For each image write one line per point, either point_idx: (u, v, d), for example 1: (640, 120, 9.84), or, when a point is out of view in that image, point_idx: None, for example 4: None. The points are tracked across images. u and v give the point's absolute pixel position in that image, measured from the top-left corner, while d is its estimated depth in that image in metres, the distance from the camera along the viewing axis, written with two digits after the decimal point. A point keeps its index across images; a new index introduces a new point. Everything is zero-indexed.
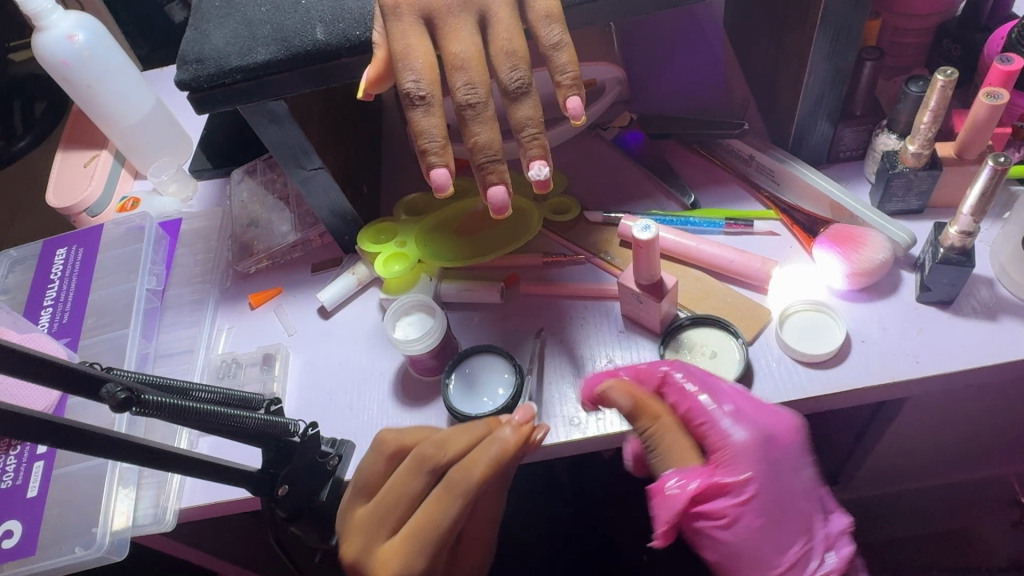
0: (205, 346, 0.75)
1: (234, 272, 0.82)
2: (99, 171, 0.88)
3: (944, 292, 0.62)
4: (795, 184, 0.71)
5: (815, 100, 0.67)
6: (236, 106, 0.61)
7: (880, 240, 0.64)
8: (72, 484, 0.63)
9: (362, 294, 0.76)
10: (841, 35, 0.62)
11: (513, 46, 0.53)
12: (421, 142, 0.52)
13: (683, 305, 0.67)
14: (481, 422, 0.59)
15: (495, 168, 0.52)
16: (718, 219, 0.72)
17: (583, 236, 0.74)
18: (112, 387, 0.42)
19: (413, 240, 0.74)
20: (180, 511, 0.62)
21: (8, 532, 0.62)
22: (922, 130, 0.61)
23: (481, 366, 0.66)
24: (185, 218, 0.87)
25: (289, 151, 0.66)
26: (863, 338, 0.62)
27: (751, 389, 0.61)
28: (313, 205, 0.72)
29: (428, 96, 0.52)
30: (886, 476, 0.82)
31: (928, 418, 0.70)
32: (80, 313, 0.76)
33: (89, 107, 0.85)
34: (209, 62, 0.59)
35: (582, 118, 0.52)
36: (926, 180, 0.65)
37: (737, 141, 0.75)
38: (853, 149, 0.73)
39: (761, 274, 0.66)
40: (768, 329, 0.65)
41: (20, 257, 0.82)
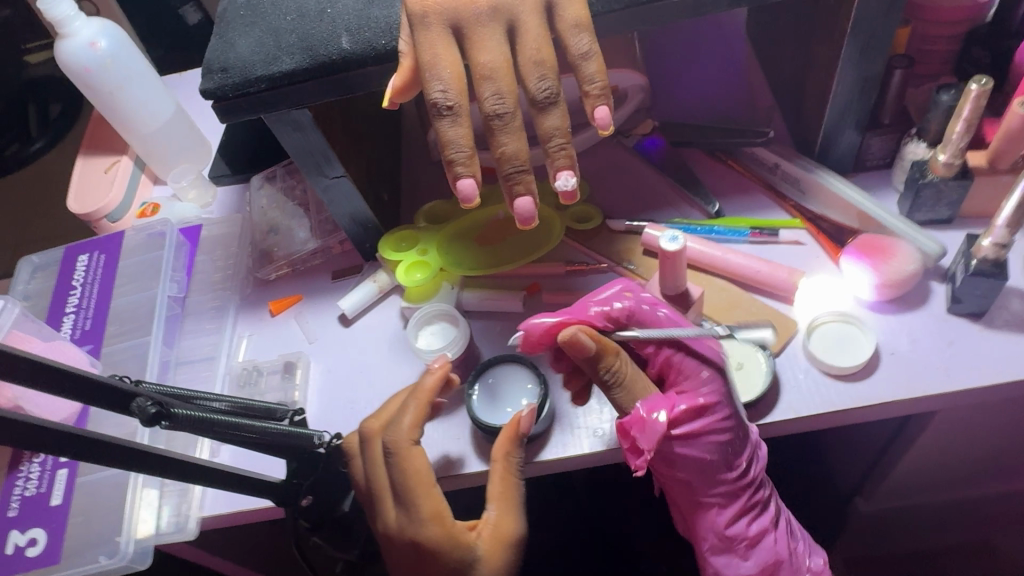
0: (226, 353, 0.75)
1: (254, 279, 0.81)
2: (120, 177, 0.88)
3: (975, 304, 0.61)
4: (822, 193, 0.70)
5: (842, 108, 0.67)
6: (260, 115, 0.61)
7: (909, 250, 0.63)
8: (95, 492, 0.64)
9: (382, 302, 0.76)
10: (872, 43, 0.61)
11: (541, 56, 0.52)
12: (448, 152, 0.52)
13: (708, 316, 0.66)
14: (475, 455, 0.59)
15: (523, 178, 0.52)
16: (743, 228, 0.71)
17: (605, 246, 0.73)
18: (143, 401, 0.42)
19: (435, 249, 0.74)
20: (202, 519, 0.62)
21: (32, 540, 0.62)
22: (955, 139, 0.60)
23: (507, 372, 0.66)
24: (205, 224, 0.87)
25: (312, 158, 0.66)
26: (892, 350, 0.62)
27: (779, 401, 0.60)
28: (334, 212, 0.72)
29: (456, 106, 0.52)
30: (911, 490, 0.81)
31: (960, 431, 0.68)
32: (102, 319, 0.76)
33: (110, 113, 0.85)
34: (234, 72, 0.59)
35: (609, 128, 0.52)
36: (957, 190, 0.64)
37: (762, 150, 0.74)
38: (880, 158, 0.72)
39: (788, 284, 0.66)
40: (795, 340, 0.64)
41: (42, 263, 0.82)
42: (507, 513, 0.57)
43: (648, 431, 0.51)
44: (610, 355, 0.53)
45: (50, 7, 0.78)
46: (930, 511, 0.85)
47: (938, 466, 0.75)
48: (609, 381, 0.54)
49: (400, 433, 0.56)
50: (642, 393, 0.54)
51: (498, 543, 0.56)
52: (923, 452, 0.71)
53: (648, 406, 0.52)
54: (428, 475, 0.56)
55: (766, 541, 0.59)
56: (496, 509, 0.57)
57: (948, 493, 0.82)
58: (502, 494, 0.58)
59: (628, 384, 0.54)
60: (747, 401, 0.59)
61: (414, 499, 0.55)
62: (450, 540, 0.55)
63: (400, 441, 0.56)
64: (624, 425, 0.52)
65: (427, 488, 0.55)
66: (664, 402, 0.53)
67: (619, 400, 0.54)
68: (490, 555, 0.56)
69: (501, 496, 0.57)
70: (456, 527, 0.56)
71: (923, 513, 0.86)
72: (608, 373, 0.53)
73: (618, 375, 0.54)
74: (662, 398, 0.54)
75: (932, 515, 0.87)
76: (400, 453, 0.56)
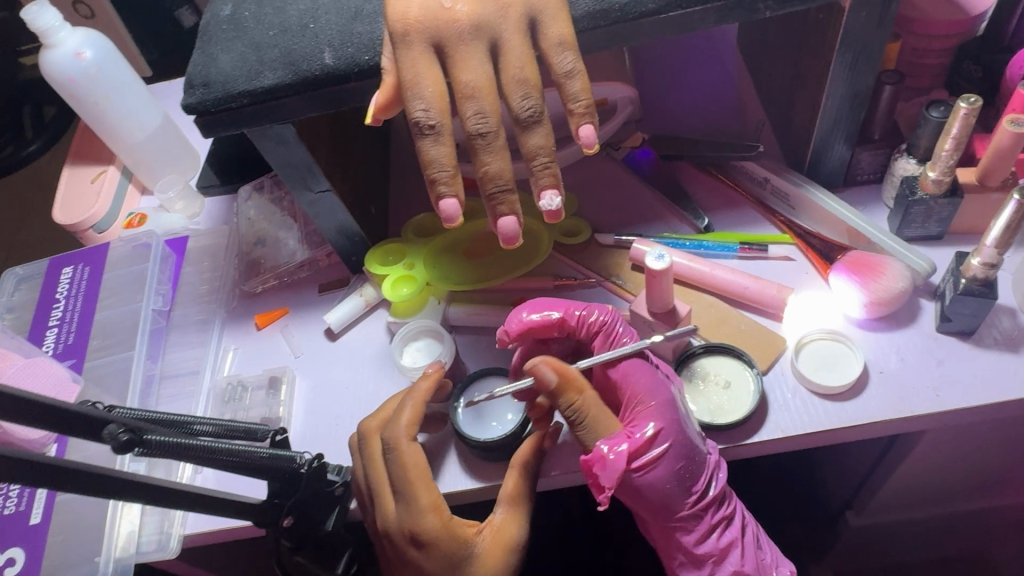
0: (211, 367, 0.74)
1: (240, 291, 0.81)
2: (106, 188, 0.88)
3: (964, 323, 0.60)
4: (811, 208, 0.69)
5: (832, 123, 0.66)
6: (243, 130, 0.60)
7: (899, 268, 0.62)
8: (76, 510, 0.63)
9: (369, 316, 0.75)
10: (861, 59, 0.60)
11: (524, 74, 0.51)
12: (431, 172, 0.51)
13: (696, 332, 0.66)
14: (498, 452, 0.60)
15: (506, 199, 0.51)
16: (732, 243, 0.71)
17: (594, 260, 0.73)
18: (114, 428, 0.41)
19: (422, 262, 0.73)
20: (184, 537, 0.61)
21: (10, 560, 0.61)
22: (944, 157, 0.59)
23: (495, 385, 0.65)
24: (191, 235, 0.86)
25: (297, 172, 0.65)
26: (881, 369, 0.61)
27: (766, 421, 0.60)
28: (320, 226, 0.71)
29: (438, 125, 0.51)
30: (901, 506, 0.80)
31: (949, 448, 0.68)
32: (85, 333, 0.75)
33: (96, 123, 0.84)
34: (216, 86, 0.59)
35: (595, 146, 0.52)
36: (946, 207, 0.63)
37: (752, 164, 0.73)
38: (870, 173, 0.72)
39: (776, 301, 0.65)
40: (783, 358, 0.63)
41: (26, 275, 0.81)
42: (514, 516, 0.58)
43: (608, 467, 0.53)
44: (573, 393, 0.56)
45: (35, 17, 0.77)
46: (920, 526, 0.85)
47: (927, 483, 0.74)
48: (573, 419, 0.56)
49: (395, 428, 0.57)
50: (606, 431, 0.56)
51: (499, 547, 0.57)
52: (912, 469, 0.71)
53: (610, 443, 0.54)
54: (422, 470, 0.57)
55: (733, 556, 0.57)
56: (503, 512, 0.58)
57: (939, 508, 0.81)
58: (512, 498, 0.58)
59: (591, 423, 0.56)
60: (733, 420, 0.59)
61: (408, 492, 0.56)
62: (447, 535, 0.55)
63: (394, 434, 0.57)
64: (588, 462, 0.53)
65: (422, 482, 0.56)
66: (622, 437, 0.54)
67: (583, 437, 0.56)
68: (490, 557, 0.56)
69: (511, 499, 0.58)
70: (455, 523, 0.56)
71: (915, 527, 0.85)
72: (569, 409, 0.56)
73: (578, 411, 0.56)
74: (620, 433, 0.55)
75: (922, 529, 0.86)
76: (397, 447, 0.57)
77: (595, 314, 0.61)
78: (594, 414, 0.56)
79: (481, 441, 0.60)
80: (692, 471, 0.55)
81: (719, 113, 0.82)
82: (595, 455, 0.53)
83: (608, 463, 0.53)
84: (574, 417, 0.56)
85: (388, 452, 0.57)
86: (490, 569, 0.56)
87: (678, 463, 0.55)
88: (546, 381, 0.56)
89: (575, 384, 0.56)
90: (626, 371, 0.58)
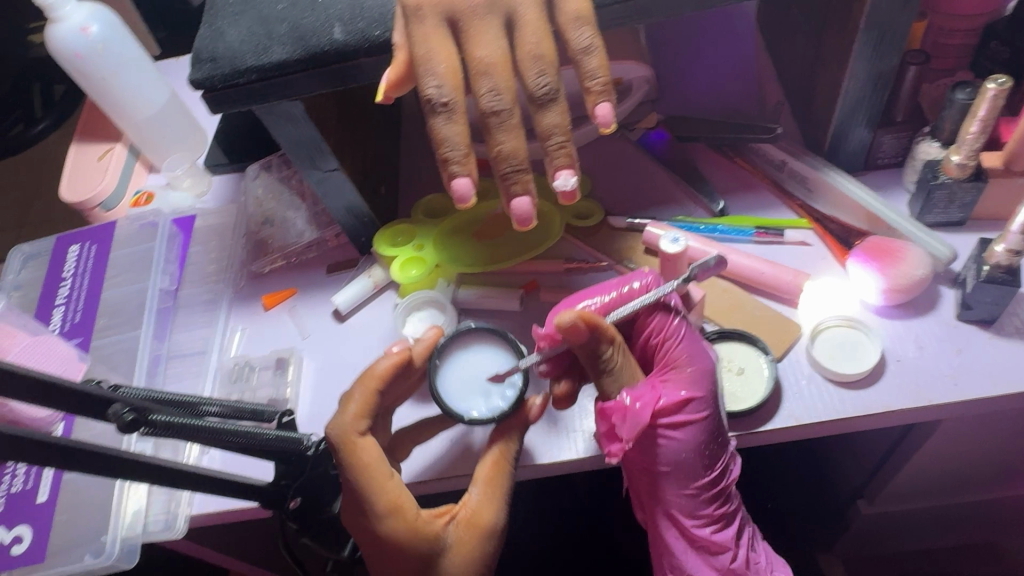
0: (219, 348, 0.73)
1: (248, 271, 0.79)
2: (113, 165, 0.87)
3: (986, 311, 0.59)
4: (830, 192, 0.68)
5: (853, 104, 0.64)
6: (250, 106, 0.59)
7: (919, 254, 0.61)
8: (82, 489, 0.63)
9: (377, 298, 0.74)
10: (886, 39, 0.58)
11: (541, 50, 0.50)
12: (443, 150, 0.50)
13: (709, 318, 0.65)
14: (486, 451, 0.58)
15: (520, 178, 0.50)
16: (747, 227, 0.69)
17: (606, 244, 0.72)
18: (119, 407, 0.41)
19: (432, 243, 0.72)
20: (192, 518, 0.61)
21: (17, 538, 0.61)
22: (969, 140, 0.58)
23: (473, 344, 0.61)
24: (199, 214, 0.85)
25: (305, 151, 0.64)
26: (898, 357, 0.60)
27: (780, 408, 0.59)
28: (329, 205, 0.70)
29: (451, 102, 0.50)
30: (912, 495, 0.79)
31: (965, 438, 0.67)
32: (92, 312, 0.75)
33: (103, 99, 0.83)
34: (224, 61, 0.57)
35: (611, 126, 0.50)
36: (970, 192, 0.62)
37: (770, 146, 0.72)
38: (892, 156, 0.70)
39: (792, 287, 0.64)
40: (798, 344, 0.62)
41: (33, 253, 0.81)
42: (489, 499, 0.58)
43: (629, 420, 0.52)
44: (605, 343, 0.53)
45: None
46: (930, 515, 0.84)
47: (942, 472, 0.73)
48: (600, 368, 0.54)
49: (348, 424, 0.55)
50: (630, 382, 0.55)
51: (472, 530, 0.57)
52: (926, 458, 0.69)
53: (634, 395, 0.54)
54: (381, 469, 0.55)
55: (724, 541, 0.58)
56: (479, 494, 0.58)
57: (951, 497, 0.80)
58: (488, 480, 0.58)
59: (617, 372, 0.54)
60: (747, 407, 0.58)
61: (367, 497, 0.54)
62: (414, 535, 0.55)
63: (347, 434, 0.54)
64: (606, 411, 0.53)
65: (385, 481, 0.54)
66: (648, 394, 0.54)
67: (605, 386, 0.55)
68: (463, 542, 0.57)
69: (488, 480, 0.58)
70: (420, 518, 0.56)
71: (928, 516, 0.84)
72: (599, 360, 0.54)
73: (608, 361, 0.54)
74: (647, 389, 0.55)
75: (932, 518, 0.85)
76: (349, 443, 0.54)
77: (633, 285, 0.57)
78: (622, 362, 0.54)
79: (469, 415, 0.56)
80: (712, 453, 0.56)
81: (737, 93, 0.80)
82: (615, 404, 0.53)
83: (632, 413, 0.52)
84: (603, 366, 0.54)
85: (340, 459, 0.54)
86: (464, 554, 0.57)
87: (699, 437, 0.55)
88: (577, 336, 0.51)
89: (608, 335, 0.53)
90: (676, 332, 0.57)
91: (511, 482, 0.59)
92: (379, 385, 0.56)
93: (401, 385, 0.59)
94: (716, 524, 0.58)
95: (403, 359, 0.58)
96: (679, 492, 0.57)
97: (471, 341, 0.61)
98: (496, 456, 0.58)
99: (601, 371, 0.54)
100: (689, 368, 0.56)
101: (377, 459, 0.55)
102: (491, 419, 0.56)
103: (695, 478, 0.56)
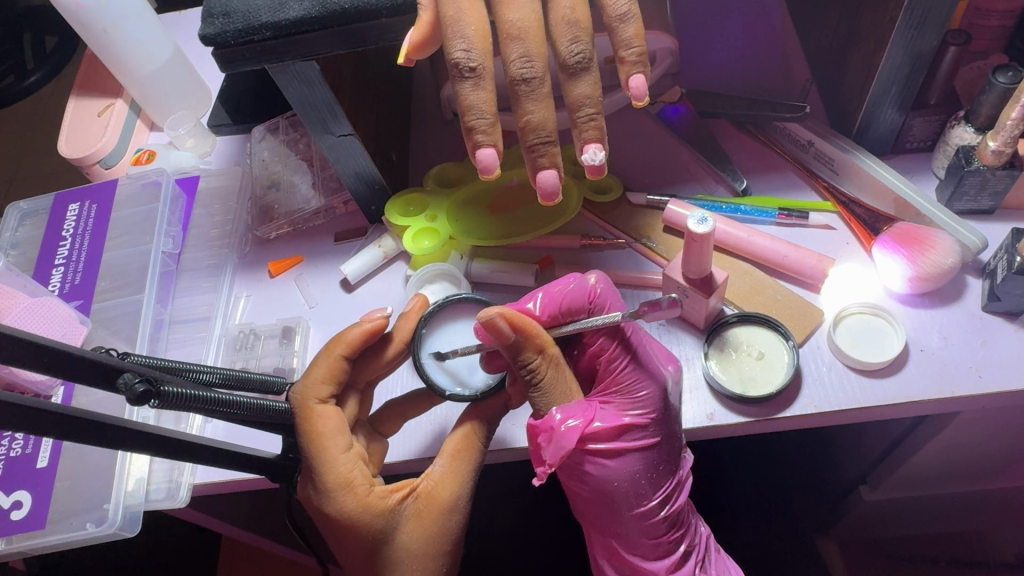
0: (223, 314, 0.72)
1: (254, 237, 0.77)
2: (114, 122, 0.83)
3: (1013, 303, 0.58)
4: (857, 176, 0.66)
5: (888, 85, 0.62)
6: (263, 65, 0.57)
7: (948, 241, 0.59)
8: (84, 455, 0.61)
9: (386, 268, 0.72)
10: (927, 19, 0.56)
11: (575, 16, 0.48)
12: (469, 119, 0.48)
13: (730, 301, 0.63)
14: (451, 436, 0.56)
15: (548, 151, 0.49)
16: (770, 208, 0.68)
17: (624, 220, 0.70)
18: (130, 377, 0.39)
19: (445, 214, 0.70)
20: (195, 487, 0.60)
21: (17, 503, 0.59)
22: (1008, 126, 0.56)
23: (458, 313, 0.59)
24: (202, 175, 0.82)
25: (318, 113, 0.61)
26: (922, 347, 0.59)
27: (800, 396, 0.57)
28: (339, 170, 0.68)
29: (479, 68, 0.48)
30: (918, 483, 0.78)
31: (980, 430, 0.66)
32: (92, 274, 0.73)
33: (103, 52, 0.80)
34: (237, 16, 0.54)
35: (644, 99, 0.49)
36: (1003, 180, 0.60)
37: (795, 125, 0.70)
38: (921, 140, 0.68)
39: (816, 272, 0.62)
40: (820, 330, 0.61)
41: (31, 210, 0.78)
42: (454, 472, 0.55)
43: (554, 444, 0.51)
44: (532, 351, 0.52)
45: None
46: (931, 502, 0.83)
47: (950, 461, 0.72)
48: (527, 378, 0.52)
49: (309, 389, 0.53)
50: (560, 399, 0.53)
51: (431, 503, 0.55)
52: (935, 449, 0.69)
53: (563, 413, 0.53)
54: (336, 440, 0.53)
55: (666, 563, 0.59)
56: (443, 466, 0.55)
57: (955, 486, 0.80)
58: (454, 453, 0.55)
59: (546, 386, 0.53)
60: (769, 392, 0.56)
61: (320, 467, 0.53)
62: (365, 510, 0.54)
63: (306, 399, 0.53)
64: (534, 429, 0.52)
65: (337, 453, 0.53)
66: (580, 414, 0.53)
67: (537, 402, 0.53)
68: (420, 516, 0.55)
69: (454, 453, 0.55)
70: (372, 493, 0.54)
71: (930, 503, 0.84)
72: (523, 368, 0.52)
73: (534, 370, 0.52)
74: (579, 408, 0.54)
75: (930, 506, 0.85)
76: (307, 408, 0.53)
77: (582, 288, 0.56)
78: (550, 375, 0.53)
79: (449, 391, 0.56)
80: (650, 482, 0.56)
81: (762, 68, 0.78)
82: (543, 425, 0.52)
83: (560, 439, 0.52)
84: (532, 378, 0.52)
85: (298, 425, 0.53)
86: (419, 530, 0.55)
87: (637, 464, 0.55)
88: (504, 337, 0.50)
89: (536, 343, 0.52)
90: (620, 353, 0.56)
91: (479, 460, 0.56)
92: (346, 351, 0.55)
93: (378, 362, 0.57)
94: (658, 550, 0.59)
95: (379, 327, 0.55)
96: (619, 522, 0.57)
97: (457, 310, 0.60)
98: (458, 440, 0.55)
99: (527, 379, 0.52)
100: (636, 395, 0.55)
101: (337, 429, 0.53)
102: (473, 395, 0.56)
103: (633, 508, 0.56)
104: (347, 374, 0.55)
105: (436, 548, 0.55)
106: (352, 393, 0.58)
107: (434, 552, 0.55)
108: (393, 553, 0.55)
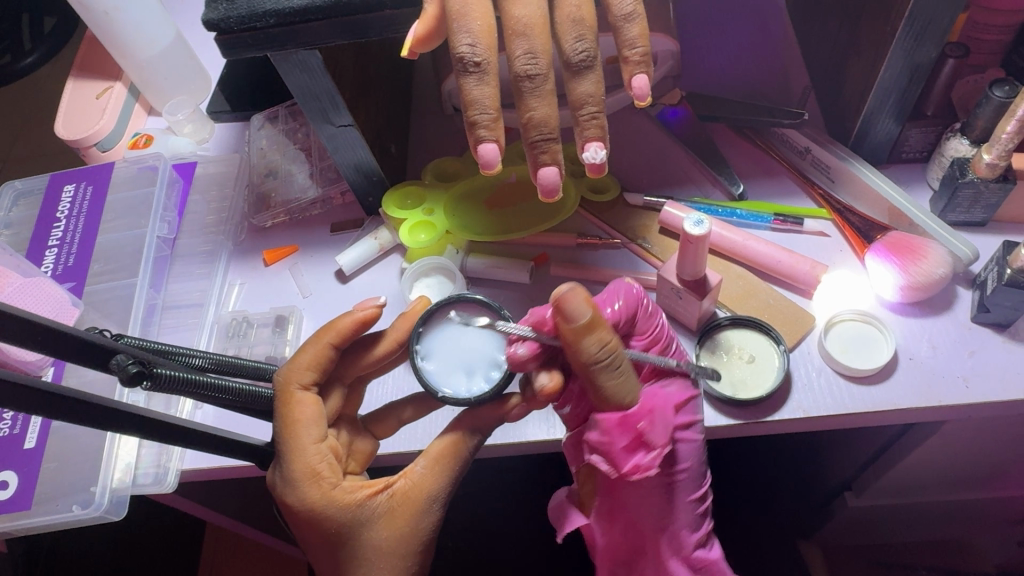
0: (216, 301, 0.71)
1: (250, 225, 0.77)
2: (112, 105, 0.83)
3: (1002, 315, 0.58)
4: (853, 184, 0.67)
5: (888, 93, 0.63)
6: (265, 52, 0.57)
7: (940, 254, 0.60)
8: (72, 437, 0.61)
9: (383, 260, 0.72)
10: (926, 31, 0.57)
11: (580, 14, 0.49)
12: (471, 113, 0.49)
13: (723, 304, 0.64)
14: (439, 438, 0.55)
15: (549, 148, 0.49)
16: (766, 213, 0.68)
17: (620, 220, 0.70)
18: (123, 358, 0.39)
19: (442, 208, 0.70)
20: (183, 472, 0.60)
21: (3, 483, 0.59)
22: (1003, 139, 0.56)
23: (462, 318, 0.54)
24: (201, 161, 0.82)
25: (318, 103, 0.61)
26: (911, 356, 0.59)
27: (788, 400, 0.58)
28: (338, 161, 0.68)
29: (484, 63, 0.48)
30: (904, 489, 0.78)
31: (965, 439, 0.66)
32: (86, 257, 0.72)
33: (104, 34, 0.79)
34: (240, 3, 0.54)
35: (646, 99, 0.49)
36: (996, 193, 0.61)
37: (794, 132, 0.70)
38: (917, 151, 0.69)
39: (809, 277, 0.63)
40: (810, 336, 0.61)
41: (26, 190, 0.78)
42: (432, 475, 0.55)
43: (658, 421, 0.52)
44: (608, 334, 0.49)
45: None
46: (914, 509, 0.84)
47: (934, 469, 0.73)
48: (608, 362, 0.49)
49: (293, 373, 0.53)
50: (635, 388, 0.52)
51: (406, 503, 0.54)
52: (919, 458, 0.69)
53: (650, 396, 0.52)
54: (308, 427, 0.52)
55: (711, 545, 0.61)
56: (423, 467, 0.55)
57: (939, 495, 0.80)
58: (436, 455, 0.55)
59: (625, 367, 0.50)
60: (757, 397, 0.57)
61: (288, 453, 0.52)
62: (330, 503, 0.53)
63: (287, 384, 0.53)
64: (632, 417, 0.51)
65: (308, 442, 0.52)
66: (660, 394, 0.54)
67: (612, 387, 0.51)
68: (393, 515, 0.54)
69: (437, 457, 0.55)
70: (338, 488, 0.53)
71: (911, 511, 0.84)
72: (603, 351, 0.49)
73: (612, 351, 0.49)
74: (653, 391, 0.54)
75: (912, 514, 0.86)
76: (286, 390, 0.53)
77: (634, 290, 0.56)
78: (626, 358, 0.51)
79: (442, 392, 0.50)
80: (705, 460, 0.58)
81: (763, 74, 0.78)
82: (641, 410, 0.52)
83: (660, 415, 0.52)
84: (615, 361, 0.50)
85: (277, 410, 0.53)
86: (392, 529, 0.54)
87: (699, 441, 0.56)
88: (581, 315, 0.47)
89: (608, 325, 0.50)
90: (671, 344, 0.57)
91: (460, 469, 0.55)
92: (335, 339, 0.54)
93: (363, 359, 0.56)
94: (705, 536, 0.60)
95: (371, 317, 0.54)
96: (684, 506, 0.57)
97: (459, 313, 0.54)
98: (440, 447, 0.55)
99: (609, 364, 0.50)
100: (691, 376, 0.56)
101: (314, 418, 0.52)
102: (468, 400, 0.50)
103: (694, 489, 0.57)
104: (334, 364, 0.54)
105: (403, 551, 0.54)
106: (337, 386, 0.57)
107: (403, 554, 0.54)
108: (361, 549, 0.54)
